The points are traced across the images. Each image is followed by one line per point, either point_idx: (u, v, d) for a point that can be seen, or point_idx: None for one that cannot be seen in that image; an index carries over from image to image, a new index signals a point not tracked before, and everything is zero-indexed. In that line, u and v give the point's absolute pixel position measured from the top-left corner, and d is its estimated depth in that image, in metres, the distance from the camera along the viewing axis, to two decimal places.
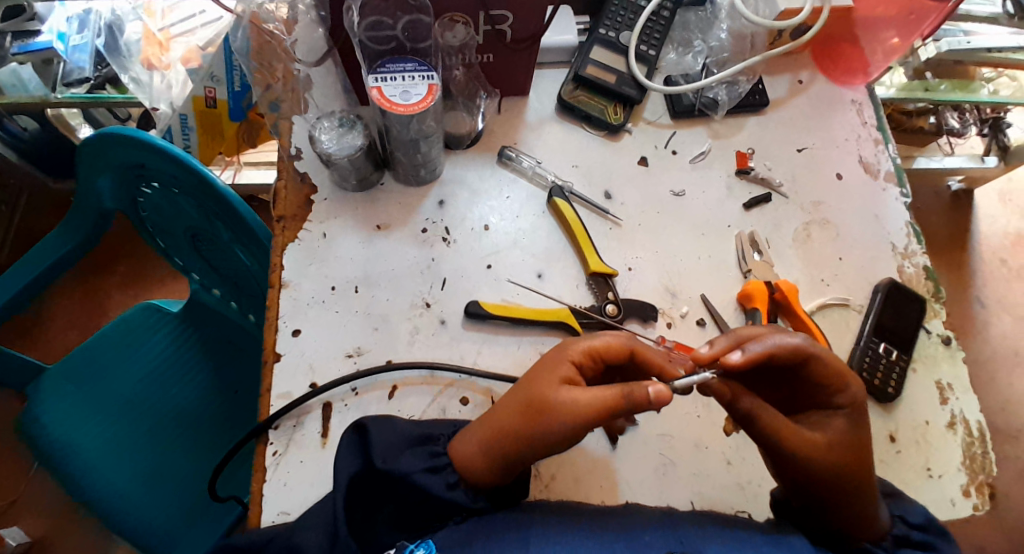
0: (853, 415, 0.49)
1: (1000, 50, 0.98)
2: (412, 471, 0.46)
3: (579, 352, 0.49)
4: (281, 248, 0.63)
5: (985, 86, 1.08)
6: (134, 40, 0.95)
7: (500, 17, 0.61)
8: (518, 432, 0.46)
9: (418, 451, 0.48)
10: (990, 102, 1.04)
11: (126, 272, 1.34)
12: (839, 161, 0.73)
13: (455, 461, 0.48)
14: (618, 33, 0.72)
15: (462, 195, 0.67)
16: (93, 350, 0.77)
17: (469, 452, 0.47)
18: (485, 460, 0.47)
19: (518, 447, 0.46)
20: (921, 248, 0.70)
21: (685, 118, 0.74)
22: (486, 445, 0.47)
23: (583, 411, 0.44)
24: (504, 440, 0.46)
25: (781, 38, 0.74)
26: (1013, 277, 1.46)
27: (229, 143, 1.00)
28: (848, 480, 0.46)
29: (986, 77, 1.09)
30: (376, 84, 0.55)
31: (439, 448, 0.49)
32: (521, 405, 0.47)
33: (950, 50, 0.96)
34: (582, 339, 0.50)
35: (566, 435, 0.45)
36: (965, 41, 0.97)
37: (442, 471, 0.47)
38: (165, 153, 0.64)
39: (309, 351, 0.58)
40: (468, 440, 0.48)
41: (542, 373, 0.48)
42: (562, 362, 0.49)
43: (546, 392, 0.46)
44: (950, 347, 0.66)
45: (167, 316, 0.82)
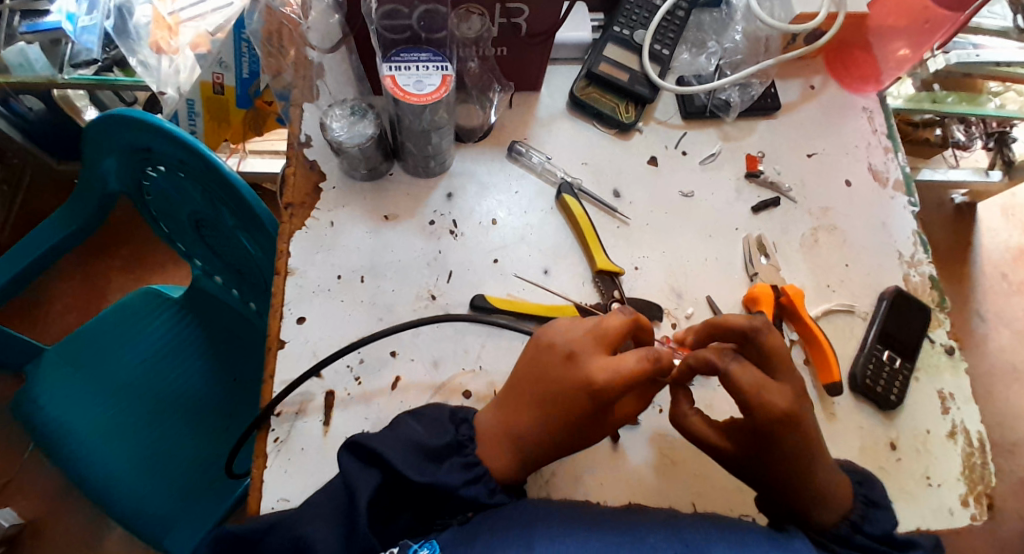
0: (788, 432, 0.47)
1: (1008, 65, 0.98)
2: (457, 486, 0.47)
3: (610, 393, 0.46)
4: (288, 235, 0.62)
5: (992, 100, 1.10)
6: (143, 22, 0.95)
7: (516, 10, 0.60)
8: (548, 447, 0.49)
9: (453, 462, 0.49)
10: (995, 115, 1.06)
11: (129, 256, 1.34)
12: (848, 168, 0.73)
13: (489, 467, 0.49)
14: (632, 31, 0.72)
15: (471, 188, 0.67)
16: (96, 331, 0.79)
17: (500, 460, 0.49)
18: (521, 469, 0.50)
19: (545, 456, 0.49)
20: (928, 258, 0.70)
21: (696, 119, 0.73)
22: (520, 457, 0.49)
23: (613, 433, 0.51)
24: (529, 451, 0.49)
25: (795, 43, 0.74)
26: (1013, 291, 1.47)
27: (235, 129, 1.08)
28: (788, 471, 0.48)
29: (993, 91, 1.10)
30: (390, 73, 0.54)
31: (472, 458, 0.49)
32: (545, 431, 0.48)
33: (958, 62, 0.95)
34: (614, 378, 0.46)
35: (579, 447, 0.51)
36: (975, 54, 0.97)
37: (482, 479, 0.48)
38: (169, 134, 0.63)
39: (313, 339, 0.58)
40: (499, 456, 0.49)
41: (566, 405, 0.48)
42: (594, 404, 0.47)
43: (580, 427, 0.48)
44: (953, 357, 0.66)
45: (168, 300, 0.83)
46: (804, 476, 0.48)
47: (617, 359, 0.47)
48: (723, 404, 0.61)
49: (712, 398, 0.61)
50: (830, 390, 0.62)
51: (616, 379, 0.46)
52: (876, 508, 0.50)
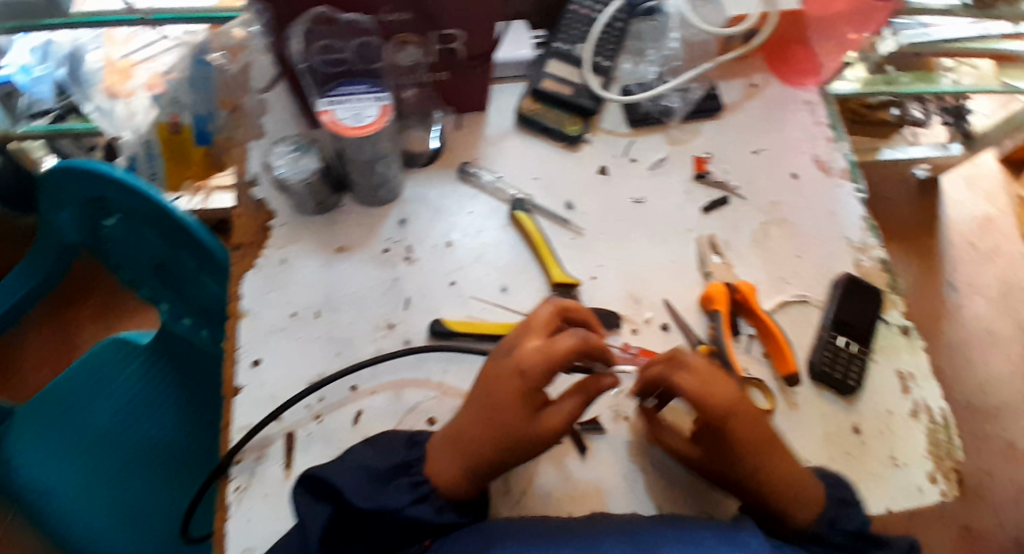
0: (737, 435, 0.50)
1: (957, 40, 1.03)
2: (403, 506, 0.47)
3: (539, 370, 0.47)
4: (239, 275, 0.62)
5: (947, 76, 1.13)
6: (96, 67, 0.95)
7: (451, 35, 0.61)
8: (497, 450, 0.47)
9: (400, 482, 0.49)
10: (950, 91, 1.11)
11: (100, 304, 1.33)
12: (793, 161, 0.75)
13: (439, 487, 0.48)
14: (573, 45, 0.74)
15: (424, 213, 0.68)
16: (67, 384, 0.78)
17: (450, 478, 0.48)
18: (470, 483, 0.48)
19: (494, 462, 0.47)
20: (877, 242, 0.71)
21: (642, 126, 0.75)
22: (466, 468, 0.47)
23: (562, 429, 0.48)
24: (480, 458, 0.47)
25: (732, 43, 0.76)
26: (982, 260, 1.50)
27: (196, 168, 1.08)
28: (750, 475, 0.51)
29: (946, 66, 1.14)
30: (329, 107, 0.54)
31: (419, 477, 0.49)
32: (484, 432, 0.47)
33: (912, 44, 1.00)
34: (541, 357, 0.47)
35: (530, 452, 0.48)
36: (925, 33, 1.02)
37: (428, 498, 0.48)
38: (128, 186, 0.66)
39: (271, 380, 0.58)
40: (445, 467, 0.48)
41: (503, 394, 0.47)
42: (527, 388, 0.47)
43: (517, 418, 0.47)
44: (910, 337, 0.67)
45: (137, 347, 0.82)
46: (768, 469, 0.50)
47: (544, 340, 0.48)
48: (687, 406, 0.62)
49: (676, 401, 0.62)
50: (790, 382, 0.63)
51: (545, 358, 0.47)
52: (848, 505, 0.53)
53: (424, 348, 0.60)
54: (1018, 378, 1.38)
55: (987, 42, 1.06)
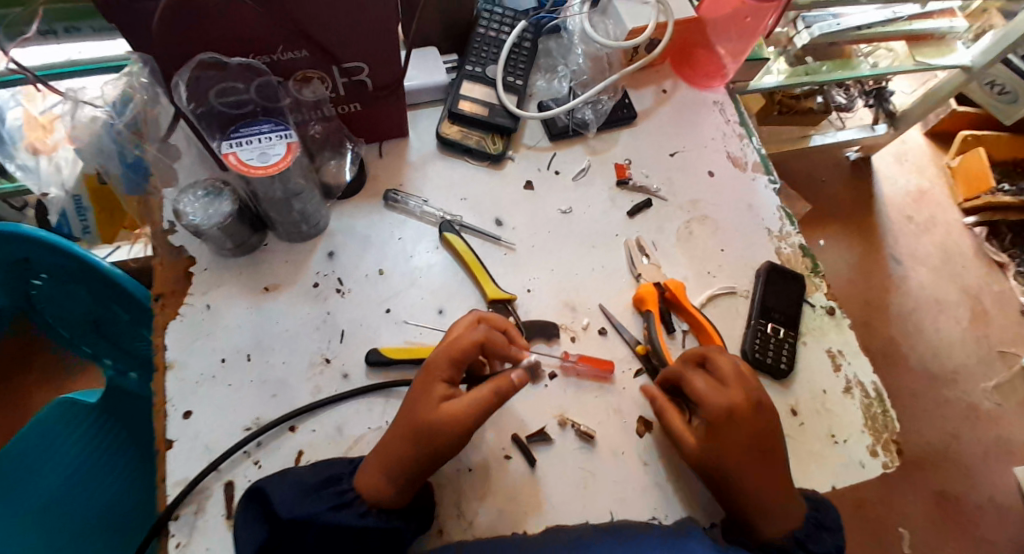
0: (731, 434, 0.55)
1: (868, 27, 1.09)
2: (321, 512, 0.47)
3: (441, 361, 0.51)
4: (163, 327, 0.61)
5: (865, 61, 1.21)
6: (14, 125, 0.91)
7: (354, 69, 0.61)
8: (409, 440, 0.48)
9: (326, 491, 0.49)
10: (871, 75, 1.18)
11: (44, 369, 1.28)
12: (710, 160, 0.77)
13: (363, 493, 0.49)
14: (484, 67, 0.75)
15: (353, 244, 0.67)
16: (8, 454, 0.72)
17: (370, 483, 0.49)
18: (387, 483, 0.48)
19: (403, 455, 0.48)
20: (795, 229, 0.74)
21: (562, 140, 0.76)
22: (383, 466, 0.49)
23: (468, 414, 0.48)
24: (396, 452, 0.48)
25: (637, 53, 0.78)
26: (920, 231, 1.57)
27: (128, 219, 1.07)
28: (739, 475, 0.54)
29: (864, 52, 1.22)
30: (231, 150, 0.53)
31: (345, 486, 0.49)
32: (398, 427, 0.50)
33: (822, 34, 1.07)
34: (444, 348, 0.52)
35: (439, 442, 0.48)
36: (836, 23, 1.08)
37: (352, 504, 0.49)
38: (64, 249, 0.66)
39: (203, 431, 0.57)
40: (369, 471, 0.49)
41: (412, 390, 0.51)
42: (434, 378, 0.51)
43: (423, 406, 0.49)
44: (836, 316, 0.70)
45: (84, 408, 0.78)
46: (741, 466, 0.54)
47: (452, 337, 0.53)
48: (630, 407, 0.63)
49: (619, 404, 0.63)
50: None
51: (445, 350, 0.52)
52: (825, 530, 0.56)
53: (365, 390, 0.59)
54: (967, 341, 1.45)
55: (900, 24, 1.13)
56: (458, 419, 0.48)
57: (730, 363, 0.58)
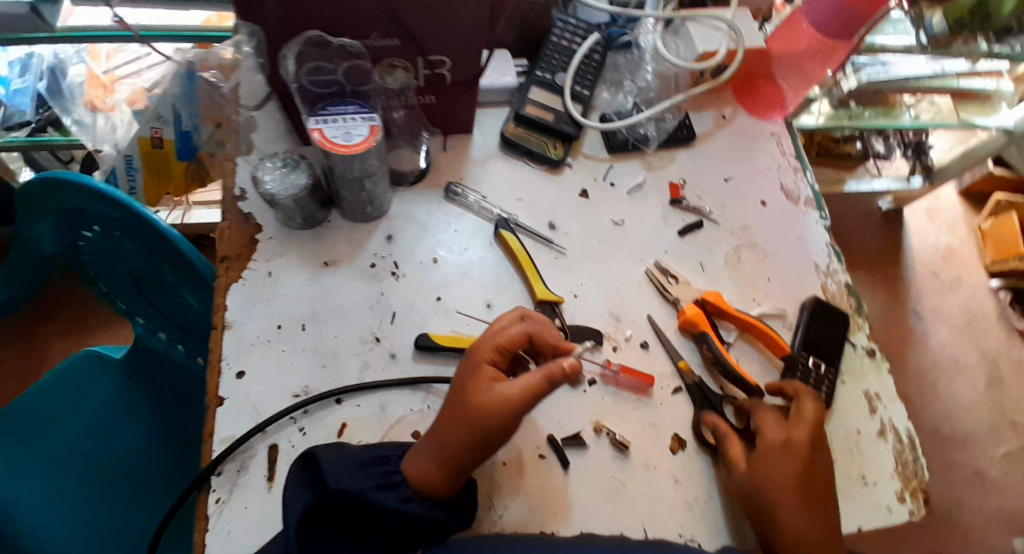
0: (780, 461, 0.57)
1: (916, 79, 1.09)
2: (366, 489, 0.48)
3: (488, 349, 0.53)
4: (224, 287, 0.63)
5: (907, 112, 1.22)
6: (78, 82, 0.96)
7: (438, 62, 0.63)
8: (455, 423, 0.50)
9: (373, 471, 0.50)
10: (912, 126, 1.19)
11: (69, 319, 1.31)
12: (763, 189, 0.78)
13: (409, 478, 0.50)
14: (554, 75, 0.77)
15: (411, 230, 0.69)
16: (29, 402, 0.75)
17: (421, 469, 0.50)
18: (438, 469, 0.50)
19: (453, 440, 0.49)
20: (842, 267, 0.75)
21: (621, 152, 0.78)
22: (434, 453, 0.50)
23: (512, 395, 0.49)
24: (444, 436, 0.50)
25: (702, 78, 0.80)
26: (945, 288, 1.57)
27: (176, 183, 1.07)
28: (780, 499, 0.55)
29: (909, 103, 1.23)
30: (317, 126, 0.56)
31: (393, 468, 0.51)
32: (447, 414, 0.51)
33: (870, 80, 1.04)
34: (489, 337, 0.54)
35: (488, 425, 0.49)
36: (885, 71, 1.06)
37: (398, 486, 0.50)
38: (107, 196, 0.65)
39: (254, 392, 0.58)
40: (420, 459, 0.51)
41: (460, 377, 0.53)
42: (481, 365, 0.52)
43: (471, 391, 0.51)
44: (875, 359, 0.70)
45: (109, 362, 0.81)
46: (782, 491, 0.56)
47: (497, 328, 0.56)
48: (667, 422, 0.63)
49: (656, 418, 0.63)
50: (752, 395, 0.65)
51: (492, 340, 0.54)
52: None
53: (414, 380, 0.60)
54: (981, 406, 1.43)
55: (946, 80, 1.14)
56: (508, 402, 0.49)
57: (811, 410, 0.61)
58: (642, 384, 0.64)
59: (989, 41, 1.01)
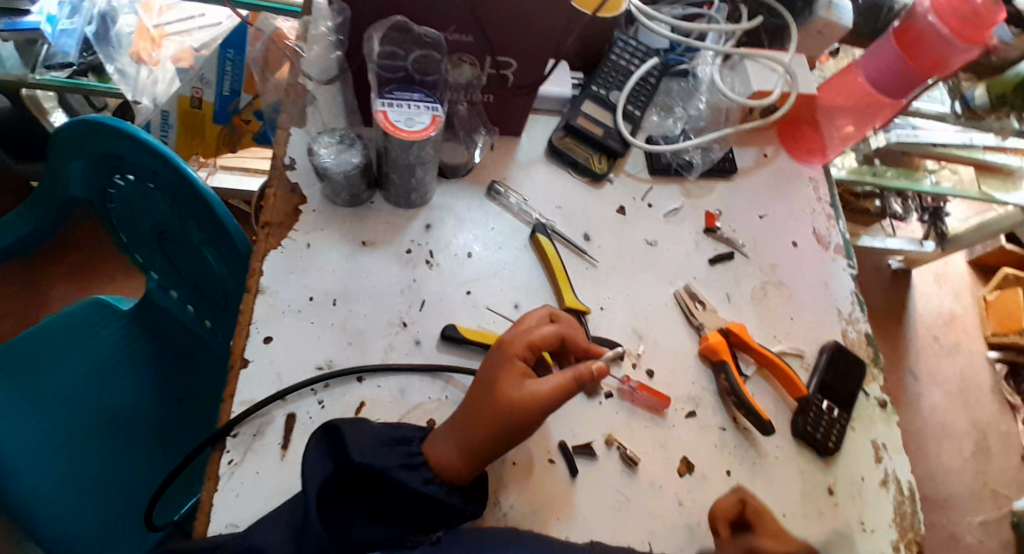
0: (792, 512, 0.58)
1: (943, 146, 1.11)
2: (390, 467, 0.49)
3: (520, 346, 0.54)
4: (262, 253, 0.64)
5: (929, 176, 1.23)
6: (125, 32, 0.96)
7: (504, 63, 0.64)
8: (483, 415, 0.51)
9: (396, 450, 0.51)
10: (931, 190, 1.19)
11: (78, 264, 1.31)
12: (794, 231, 0.79)
13: (431, 462, 0.51)
14: (608, 92, 0.78)
15: (449, 221, 0.70)
16: (34, 339, 0.76)
17: (444, 456, 0.51)
18: (461, 457, 0.51)
19: (482, 432, 0.50)
20: (863, 316, 0.76)
21: (662, 175, 0.79)
22: (460, 442, 0.51)
23: (543, 395, 0.50)
24: (470, 426, 0.51)
25: (753, 115, 0.80)
26: (945, 353, 1.58)
27: (208, 144, 1.08)
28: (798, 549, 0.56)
29: (931, 167, 1.24)
30: (383, 108, 0.57)
31: (416, 449, 0.52)
32: (474, 405, 0.52)
33: (898, 141, 1.09)
34: (522, 334, 0.55)
35: (517, 421, 0.50)
36: (914, 134, 1.10)
37: (419, 468, 0.51)
38: (140, 140, 0.65)
39: (279, 360, 0.59)
40: (442, 445, 0.52)
41: (489, 368, 0.53)
42: (512, 361, 0.53)
43: (501, 386, 0.52)
44: (886, 410, 0.71)
45: (117, 312, 0.82)
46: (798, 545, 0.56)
47: (529, 326, 0.56)
48: (677, 444, 0.64)
49: (667, 439, 0.64)
50: (763, 430, 0.65)
51: (525, 337, 0.54)
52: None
53: (433, 364, 0.61)
54: (965, 473, 1.44)
55: (971, 151, 1.16)
56: (539, 401, 0.51)
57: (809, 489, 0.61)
58: (657, 403, 0.65)
59: (1022, 119, 1.02)
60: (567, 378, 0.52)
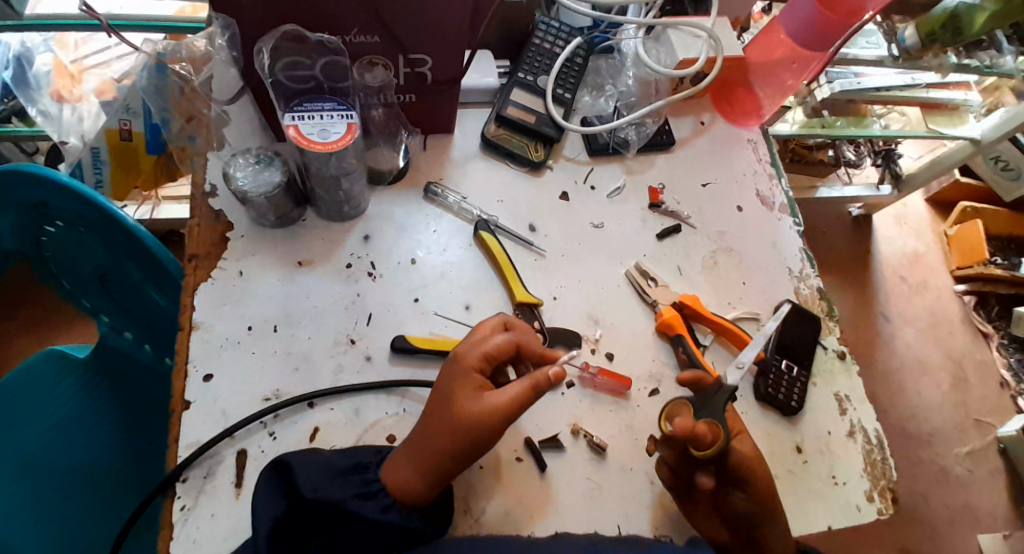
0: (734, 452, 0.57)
1: (885, 89, 1.12)
2: (346, 498, 0.48)
3: (474, 357, 0.52)
4: (193, 288, 0.61)
5: (877, 121, 1.26)
6: (44, 71, 0.94)
7: (418, 60, 0.63)
8: (439, 433, 0.49)
9: (351, 479, 0.50)
10: (882, 135, 1.23)
11: (31, 317, 1.26)
12: (740, 195, 0.79)
13: (389, 487, 0.50)
14: (536, 77, 0.76)
15: (389, 230, 0.68)
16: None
17: (402, 480, 0.49)
18: (421, 478, 0.49)
19: (440, 450, 0.49)
20: (815, 272, 0.76)
21: (601, 156, 0.78)
22: (418, 463, 0.50)
23: (501, 408, 0.49)
24: (428, 444, 0.50)
25: (683, 84, 0.80)
26: (911, 292, 1.61)
27: (146, 175, 1.03)
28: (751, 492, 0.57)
29: (878, 112, 1.28)
30: (292, 122, 0.55)
31: (371, 476, 0.50)
32: (431, 423, 0.50)
33: (843, 90, 1.08)
34: (475, 345, 0.53)
35: (476, 435, 0.49)
36: (856, 82, 1.09)
37: (377, 496, 0.49)
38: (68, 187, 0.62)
39: (223, 396, 0.57)
40: (400, 469, 0.50)
41: (444, 384, 0.52)
42: (467, 374, 0.52)
43: (457, 401, 0.50)
44: (845, 361, 0.71)
45: (73, 362, 0.78)
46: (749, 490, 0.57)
47: (483, 335, 0.55)
48: (643, 425, 0.64)
49: (632, 420, 0.64)
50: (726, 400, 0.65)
51: (478, 348, 0.53)
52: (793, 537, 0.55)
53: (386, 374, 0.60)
54: (945, 406, 1.47)
55: (915, 91, 1.16)
56: (497, 412, 0.49)
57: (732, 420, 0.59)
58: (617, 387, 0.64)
59: (958, 52, 1.03)
60: (525, 386, 0.50)
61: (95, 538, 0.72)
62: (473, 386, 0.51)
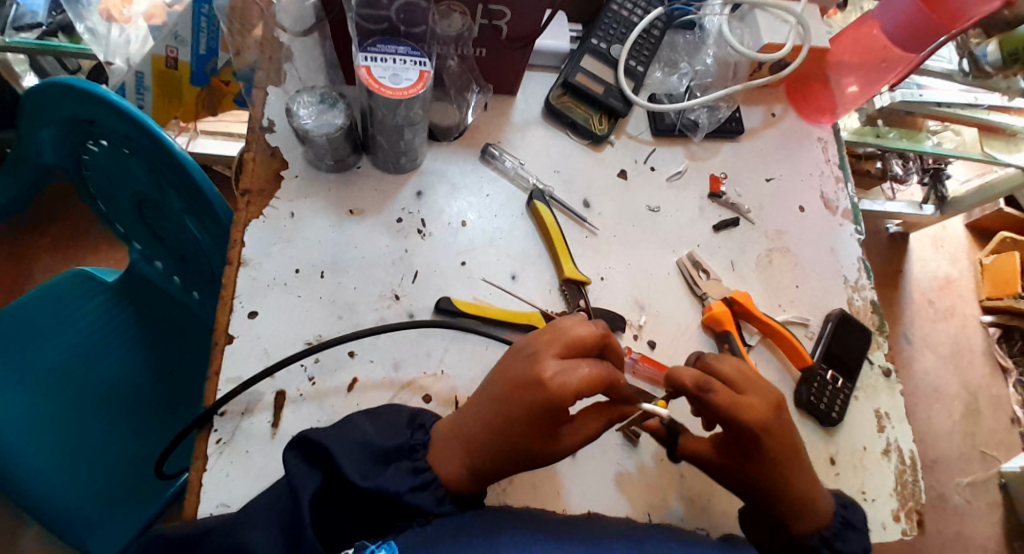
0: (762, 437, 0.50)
1: (947, 105, 1.06)
2: (402, 491, 0.46)
3: (569, 397, 0.46)
4: (243, 223, 0.60)
5: (930, 138, 1.18)
6: None
7: (497, 13, 0.60)
8: (506, 454, 0.48)
9: (400, 466, 0.48)
10: (933, 152, 1.15)
11: (59, 234, 1.26)
12: (801, 195, 0.76)
13: (443, 480, 0.48)
14: (609, 45, 0.73)
15: (442, 188, 0.66)
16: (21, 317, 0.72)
17: (458, 478, 0.48)
18: (476, 480, 0.49)
19: (502, 467, 0.48)
20: (870, 283, 0.73)
21: (665, 137, 0.75)
22: (474, 460, 0.48)
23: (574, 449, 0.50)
24: (484, 451, 0.48)
25: (761, 71, 0.76)
26: (939, 317, 1.57)
27: (187, 108, 1.00)
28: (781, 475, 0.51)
29: (933, 129, 1.18)
30: (365, 63, 0.53)
31: (420, 463, 0.48)
32: (497, 439, 0.47)
33: (903, 101, 1.02)
34: (572, 380, 0.46)
35: (541, 463, 0.50)
36: (918, 94, 1.04)
37: (429, 487, 0.47)
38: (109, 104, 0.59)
39: (265, 335, 0.56)
40: (452, 462, 0.49)
41: (519, 405, 0.47)
42: (556, 412, 0.46)
43: (538, 433, 0.47)
44: (890, 379, 0.69)
45: (101, 284, 0.78)
46: (782, 475, 0.51)
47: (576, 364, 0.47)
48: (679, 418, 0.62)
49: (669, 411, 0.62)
50: None
51: (574, 387, 0.46)
52: (853, 529, 0.52)
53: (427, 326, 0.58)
54: (956, 435, 1.44)
55: (974, 111, 1.10)
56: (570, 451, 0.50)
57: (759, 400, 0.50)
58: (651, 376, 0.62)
59: None
60: (599, 425, 0.51)
61: (126, 452, 0.73)
62: (555, 421, 0.47)
